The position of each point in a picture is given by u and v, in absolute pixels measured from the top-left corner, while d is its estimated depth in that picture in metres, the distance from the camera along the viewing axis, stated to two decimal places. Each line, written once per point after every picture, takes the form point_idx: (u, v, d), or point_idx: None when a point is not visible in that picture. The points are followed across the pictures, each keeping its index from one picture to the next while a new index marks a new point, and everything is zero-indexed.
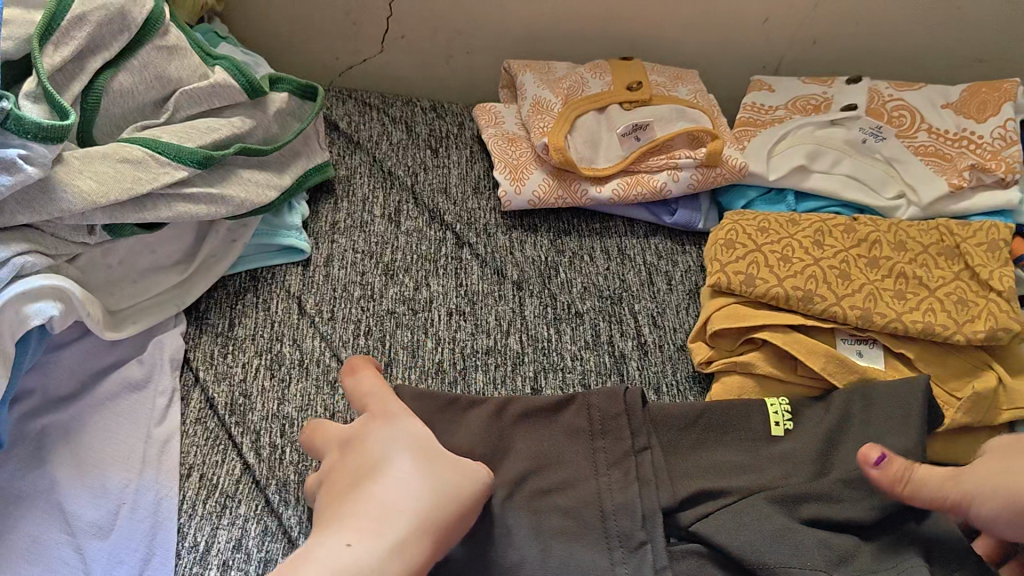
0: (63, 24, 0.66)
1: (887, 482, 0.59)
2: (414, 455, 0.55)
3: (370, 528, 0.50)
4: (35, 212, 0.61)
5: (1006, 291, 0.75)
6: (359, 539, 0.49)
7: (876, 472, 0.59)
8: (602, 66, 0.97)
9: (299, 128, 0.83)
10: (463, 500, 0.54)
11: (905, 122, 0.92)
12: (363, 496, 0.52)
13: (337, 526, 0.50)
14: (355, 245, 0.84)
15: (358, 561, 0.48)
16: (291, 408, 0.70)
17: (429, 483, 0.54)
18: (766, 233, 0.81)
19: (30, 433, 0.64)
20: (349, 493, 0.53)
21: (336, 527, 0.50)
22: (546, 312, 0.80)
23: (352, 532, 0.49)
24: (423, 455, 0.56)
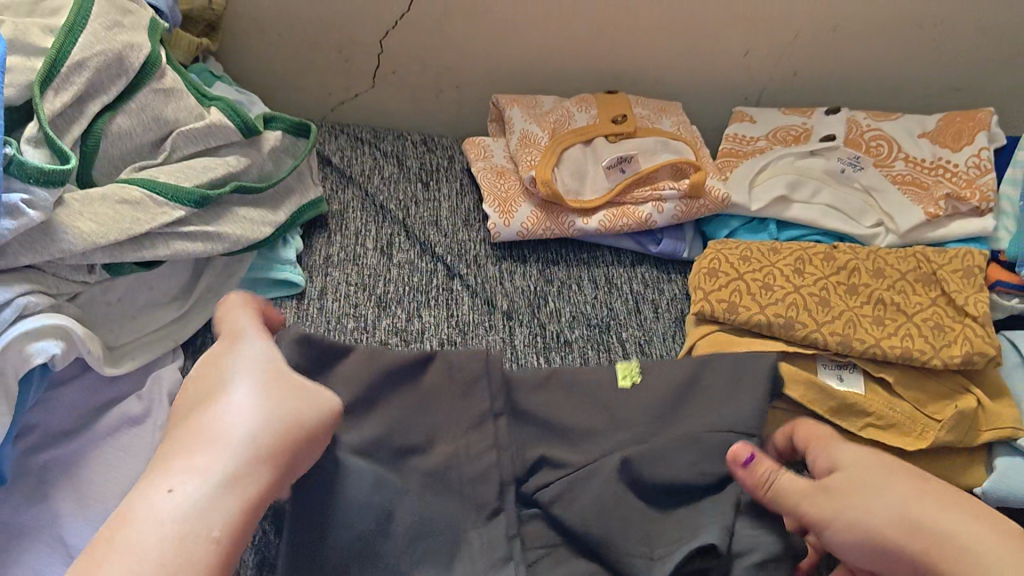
0: (63, 70, 0.68)
1: (752, 483, 0.61)
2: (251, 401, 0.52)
3: (195, 473, 0.47)
4: (37, 253, 0.63)
5: (982, 316, 0.77)
6: (189, 486, 0.46)
7: (741, 471, 0.62)
8: (588, 99, 0.99)
9: (293, 165, 0.85)
10: (302, 426, 0.53)
11: (883, 152, 0.94)
12: (191, 442, 0.49)
13: (156, 474, 0.47)
14: (348, 278, 0.86)
15: (177, 510, 0.45)
16: None
17: (263, 423, 0.51)
18: (748, 262, 0.83)
19: (33, 468, 0.66)
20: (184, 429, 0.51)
21: (158, 475, 0.47)
22: (536, 342, 0.82)
23: (178, 476, 0.47)
24: (262, 394, 0.53)
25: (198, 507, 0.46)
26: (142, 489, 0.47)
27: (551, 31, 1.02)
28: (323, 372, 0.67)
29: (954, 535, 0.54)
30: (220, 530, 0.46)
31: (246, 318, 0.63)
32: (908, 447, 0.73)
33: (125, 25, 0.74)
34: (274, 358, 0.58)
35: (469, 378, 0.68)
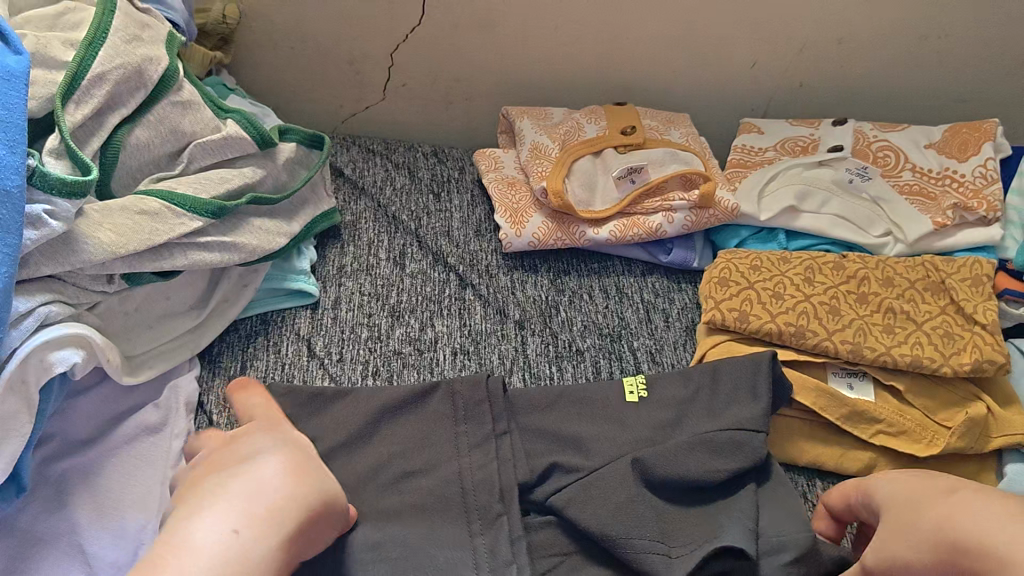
0: (83, 83, 0.68)
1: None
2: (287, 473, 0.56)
3: (245, 514, 0.51)
4: (58, 263, 0.64)
5: (991, 324, 0.77)
6: (244, 526, 0.51)
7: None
8: (597, 111, 1.00)
9: (307, 176, 0.86)
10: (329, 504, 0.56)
11: (890, 162, 0.95)
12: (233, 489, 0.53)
13: (202, 513, 0.51)
14: (362, 288, 0.86)
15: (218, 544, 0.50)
16: None
17: (301, 484, 0.55)
18: (758, 271, 0.84)
19: (51, 476, 0.66)
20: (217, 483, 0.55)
21: (205, 514, 0.51)
22: (548, 350, 0.83)
23: (229, 514, 0.51)
24: (296, 461, 0.58)
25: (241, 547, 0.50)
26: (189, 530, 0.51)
27: (560, 44, 1.03)
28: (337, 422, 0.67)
29: (986, 539, 0.51)
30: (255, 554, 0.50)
31: (263, 403, 0.67)
32: (919, 454, 0.74)
33: (143, 38, 0.75)
34: (300, 442, 0.61)
35: (473, 402, 0.72)
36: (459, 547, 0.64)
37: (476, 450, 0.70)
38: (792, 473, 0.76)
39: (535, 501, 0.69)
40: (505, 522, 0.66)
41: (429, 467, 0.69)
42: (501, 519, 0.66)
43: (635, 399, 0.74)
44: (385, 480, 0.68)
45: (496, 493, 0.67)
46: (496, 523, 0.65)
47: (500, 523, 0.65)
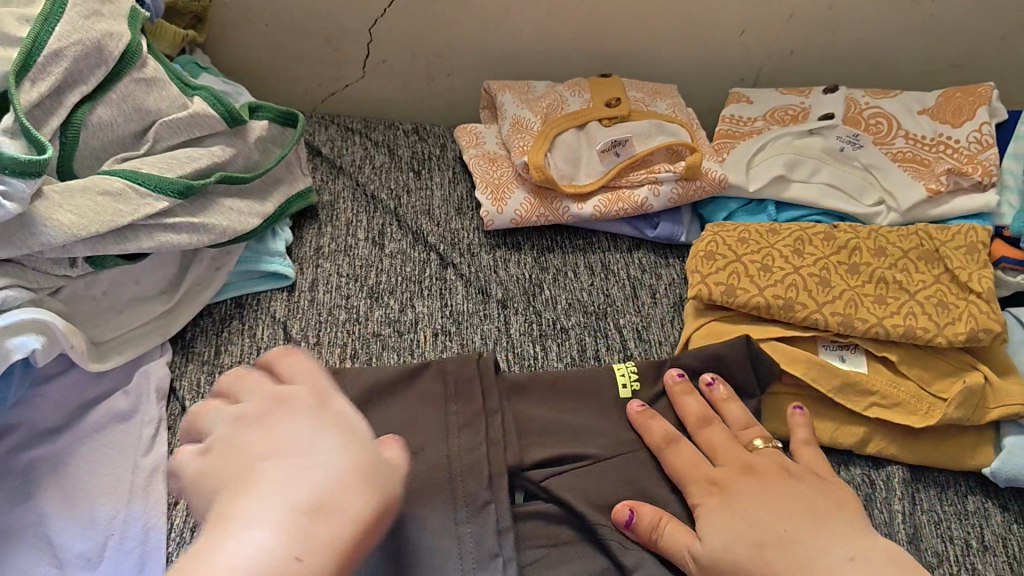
0: (40, 59, 0.66)
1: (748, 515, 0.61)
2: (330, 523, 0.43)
3: (296, 531, 0.41)
4: (16, 247, 0.61)
5: (986, 292, 0.75)
6: (305, 548, 0.41)
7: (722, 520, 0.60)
8: (581, 83, 0.98)
9: (280, 155, 0.84)
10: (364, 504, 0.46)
11: (882, 129, 0.92)
12: None
13: (237, 530, 0.41)
14: (340, 269, 0.84)
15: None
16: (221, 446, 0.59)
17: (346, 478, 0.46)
18: (746, 243, 0.81)
19: (18, 466, 0.64)
20: (261, 469, 0.45)
21: (242, 529, 0.41)
22: (532, 330, 0.81)
23: (273, 535, 0.41)
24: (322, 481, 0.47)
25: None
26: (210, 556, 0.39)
27: (541, 16, 1.00)
28: None
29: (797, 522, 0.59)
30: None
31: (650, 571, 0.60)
32: (915, 426, 0.72)
33: (104, 13, 0.73)
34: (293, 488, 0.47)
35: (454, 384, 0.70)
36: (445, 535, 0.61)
37: (465, 433, 0.67)
38: None
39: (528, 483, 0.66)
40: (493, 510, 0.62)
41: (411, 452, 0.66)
42: (489, 508, 0.62)
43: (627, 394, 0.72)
44: None
45: (484, 479, 0.63)
46: (483, 511, 0.62)
47: (489, 512, 0.62)
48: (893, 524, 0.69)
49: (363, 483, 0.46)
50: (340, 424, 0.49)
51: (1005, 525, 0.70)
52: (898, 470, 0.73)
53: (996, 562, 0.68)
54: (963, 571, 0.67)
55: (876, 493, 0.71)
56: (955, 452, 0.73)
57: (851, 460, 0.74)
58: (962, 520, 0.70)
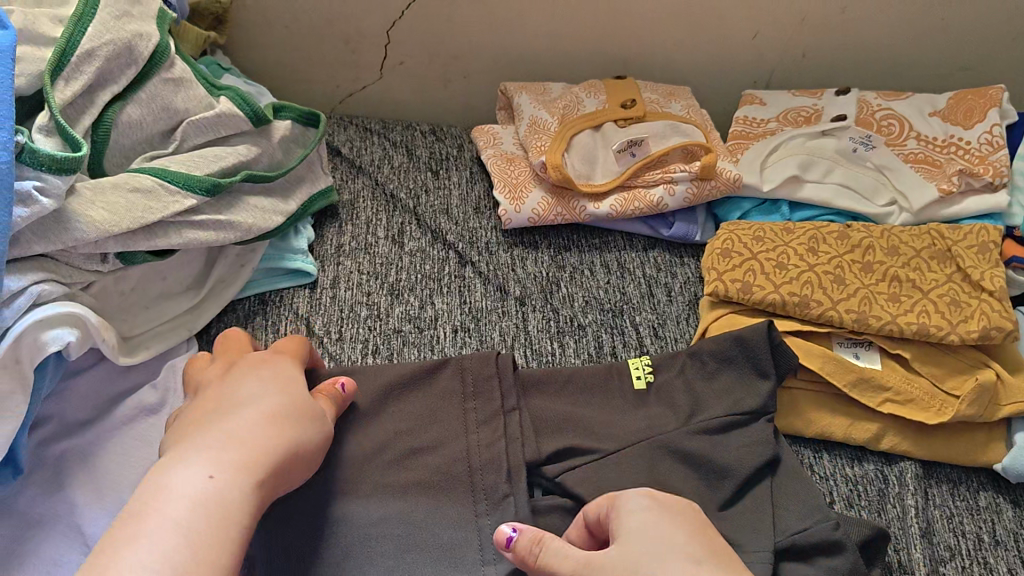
0: (73, 59, 0.67)
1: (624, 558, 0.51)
2: (261, 454, 0.52)
3: (221, 460, 0.50)
4: (51, 242, 0.63)
5: (998, 291, 0.76)
6: (222, 473, 0.49)
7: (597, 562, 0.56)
8: (597, 85, 0.99)
9: (303, 154, 0.85)
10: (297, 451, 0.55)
11: (894, 130, 0.94)
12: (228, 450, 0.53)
13: (180, 460, 0.50)
14: (360, 267, 0.85)
15: (208, 491, 0.48)
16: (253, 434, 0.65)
17: (279, 431, 0.55)
18: (761, 242, 0.82)
19: (49, 458, 0.66)
20: (201, 424, 0.55)
21: (184, 460, 0.50)
22: (550, 326, 0.82)
23: (204, 462, 0.50)
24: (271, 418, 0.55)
25: (229, 492, 0.49)
26: (157, 483, 0.48)
27: (557, 19, 1.02)
28: (378, 432, 0.68)
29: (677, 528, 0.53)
30: (237, 521, 0.48)
31: None
32: (929, 422, 0.73)
33: (133, 14, 0.74)
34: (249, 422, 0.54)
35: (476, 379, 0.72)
36: (466, 527, 0.63)
37: (484, 428, 0.68)
38: (798, 446, 0.75)
39: (545, 478, 0.68)
40: (512, 502, 0.64)
41: (435, 445, 0.67)
42: (508, 500, 0.64)
43: (642, 385, 0.74)
44: (391, 458, 0.66)
45: (503, 472, 0.65)
46: (502, 503, 0.64)
47: (507, 503, 0.64)
48: (907, 519, 0.70)
49: (281, 434, 0.55)
50: (283, 384, 0.60)
51: (1017, 521, 0.71)
52: (911, 466, 0.74)
53: (1009, 555, 0.69)
54: (975, 564, 0.68)
55: (889, 489, 0.73)
56: (969, 447, 0.74)
57: (863, 455, 0.75)
58: (975, 515, 0.71)
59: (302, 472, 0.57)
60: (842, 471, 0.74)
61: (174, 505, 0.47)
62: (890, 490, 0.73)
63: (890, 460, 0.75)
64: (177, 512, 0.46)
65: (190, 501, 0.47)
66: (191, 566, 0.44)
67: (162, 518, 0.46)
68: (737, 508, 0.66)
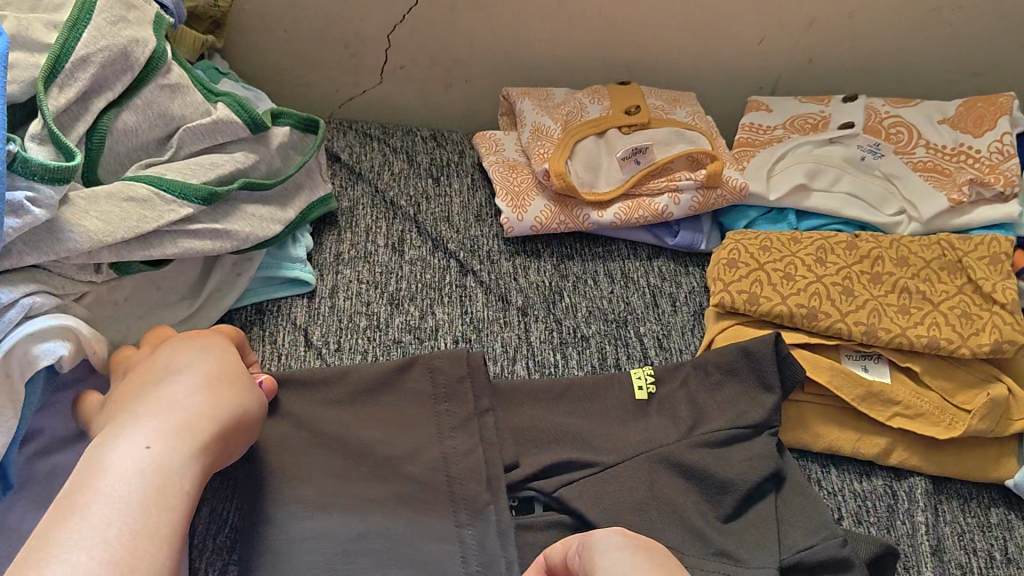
0: (67, 65, 0.66)
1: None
2: (200, 417, 0.54)
3: (157, 430, 0.51)
4: (43, 252, 0.61)
5: (1010, 303, 0.75)
6: (159, 443, 0.50)
7: None
8: (601, 91, 0.98)
9: (302, 161, 0.84)
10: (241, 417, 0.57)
11: (903, 138, 0.92)
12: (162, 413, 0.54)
13: (115, 436, 0.50)
14: (360, 275, 0.84)
15: (143, 460, 0.49)
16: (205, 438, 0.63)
17: (216, 395, 0.56)
18: (768, 252, 0.81)
19: (39, 472, 0.64)
20: (136, 396, 0.56)
21: (120, 435, 0.50)
22: (552, 337, 0.81)
23: (140, 434, 0.51)
24: (208, 383, 0.57)
25: (169, 456, 0.50)
26: (93, 460, 0.49)
27: (559, 24, 1.00)
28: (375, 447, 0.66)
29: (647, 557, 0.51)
30: (174, 488, 0.49)
31: None
32: (940, 437, 0.72)
33: (130, 19, 0.72)
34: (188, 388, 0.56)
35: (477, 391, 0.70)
36: (446, 538, 0.61)
37: (458, 433, 0.67)
38: (805, 460, 0.74)
39: (541, 491, 0.66)
40: (493, 512, 0.62)
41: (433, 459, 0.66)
42: (489, 509, 0.63)
43: (643, 395, 0.72)
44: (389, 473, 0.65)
45: (483, 482, 0.64)
46: (484, 515, 0.62)
47: (486, 516, 0.62)
48: (916, 536, 0.69)
49: (219, 397, 0.56)
50: (217, 354, 0.61)
51: None
52: (921, 481, 0.73)
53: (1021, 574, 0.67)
54: None
55: (898, 505, 0.71)
56: (980, 463, 0.72)
57: (872, 470, 0.73)
58: (985, 532, 0.70)
59: (241, 443, 0.57)
60: (850, 486, 0.72)
61: (110, 476, 0.47)
62: (900, 506, 0.71)
63: (899, 475, 0.73)
64: (115, 483, 0.47)
65: (134, 470, 0.48)
66: (135, 528, 0.46)
67: (98, 489, 0.47)
68: (742, 524, 0.65)
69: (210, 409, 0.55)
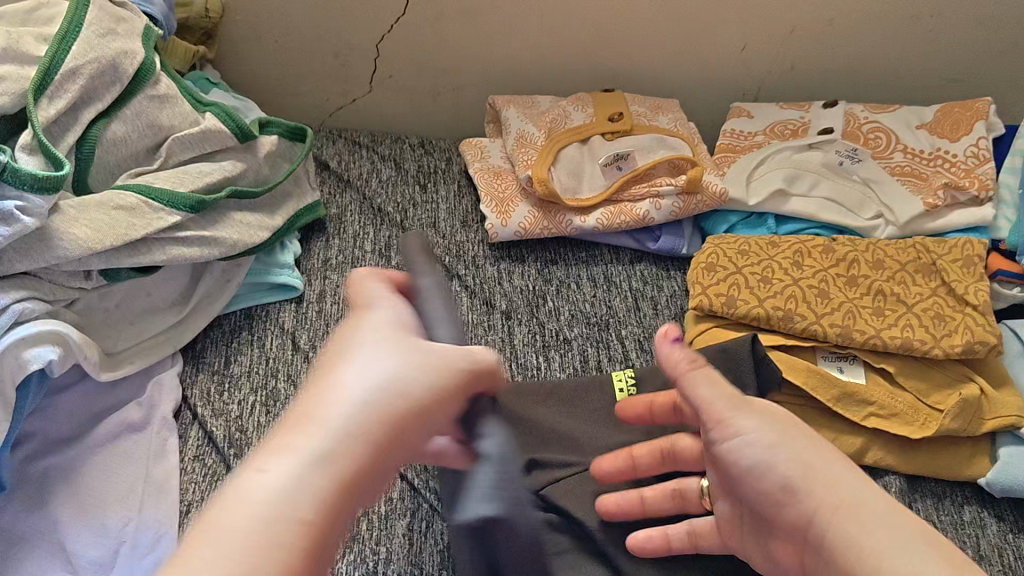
0: (57, 78, 0.68)
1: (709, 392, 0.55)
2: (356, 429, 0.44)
3: (294, 451, 0.42)
4: (33, 260, 0.63)
5: (982, 304, 0.76)
6: (283, 465, 0.41)
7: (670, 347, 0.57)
8: (585, 98, 0.99)
9: (289, 169, 0.86)
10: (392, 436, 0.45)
11: (881, 143, 0.94)
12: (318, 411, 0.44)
13: (264, 450, 0.42)
14: (347, 281, 0.86)
15: (276, 489, 0.40)
16: None
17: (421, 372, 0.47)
18: (746, 256, 0.83)
19: (32, 474, 0.66)
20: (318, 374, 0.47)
21: (267, 450, 0.42)
22: (535, 341, 0.82)
23: (278, 453, 0.42)
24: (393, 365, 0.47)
25: (301, 489, 0.41)
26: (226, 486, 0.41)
27: (545, 33, 1.02)
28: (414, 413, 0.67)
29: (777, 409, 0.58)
30: (297, 537, 0.39)
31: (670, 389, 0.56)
32: (913, 437, 0.73)
33: (119, 32, 0.74)
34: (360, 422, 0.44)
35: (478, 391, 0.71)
36: None
37: None
38: None
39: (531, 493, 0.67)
40: None
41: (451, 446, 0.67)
42: None
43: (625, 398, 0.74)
44: None
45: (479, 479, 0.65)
46: None
47: None
48: None
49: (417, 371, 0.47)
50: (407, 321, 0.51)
51: (1001, 535, 0.71)
52: (897, 480, 0.74)
53: (993, 571, 0.68)
54: None
55: None
56: (954, 462, 0.74)
57: None
58: (958, 529, 0.71)
59: (438, 425, 0.50)
60: None
61: (233, 513, 0.39)
62: None
63: (875, 475, 0.74)
64: (231, 519, 0.39)
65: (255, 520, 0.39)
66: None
67: (216, 528, 0.39)
68: None
69: (418, 392, 0.47)
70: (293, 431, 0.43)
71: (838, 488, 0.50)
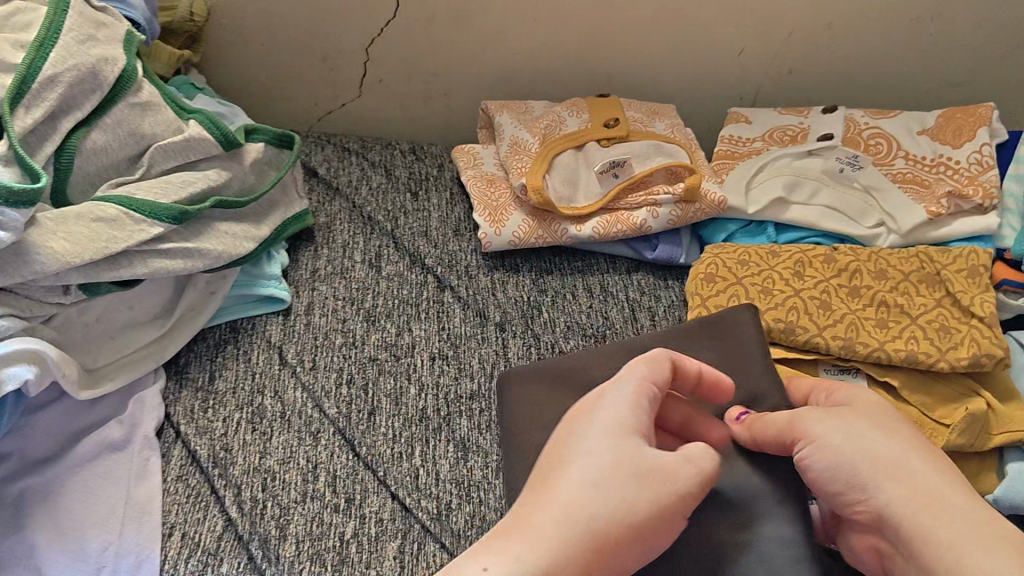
0: (34, 86, 0.65)
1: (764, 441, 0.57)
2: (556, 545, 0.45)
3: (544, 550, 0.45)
4: (8, 276, 0.60)
5: (988, 316, 0.75)
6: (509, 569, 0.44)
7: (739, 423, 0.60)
8: (580, 104, 0.97)
9: (276, 177, 0.83)
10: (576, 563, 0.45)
11: (881, 150, 0.92)
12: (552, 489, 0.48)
13: (478, 548, 0.46)
14: (336, 292, 0.83)
15: None
16: (257, 492, 0.67)
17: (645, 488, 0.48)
18: (746, 266, 0.81)
19: (9, 496, 0.63)
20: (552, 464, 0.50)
21: (479, 547, 0.46)
22: (530, 353, 0.80)
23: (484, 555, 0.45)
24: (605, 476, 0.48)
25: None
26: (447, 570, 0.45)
27: (539, 37, 1.00)
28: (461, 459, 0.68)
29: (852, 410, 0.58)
30: None
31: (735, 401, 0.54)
32: None
33: (99, 37, 0.72)
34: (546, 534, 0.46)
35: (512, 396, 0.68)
36: None
37: None
38: None
39: None
40: None
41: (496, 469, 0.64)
42: None
43: None
44: None
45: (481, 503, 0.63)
46: None
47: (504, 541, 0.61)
48: None
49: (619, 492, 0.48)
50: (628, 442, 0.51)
51: None
52: None
53: None
54: None
55: None
56: None
57: None
58: None
59: (635, 556, 0.48)
60: None
61: None
62: None
63: None
64: None
65: None
66: None
67: None
68: None
69: (610, 514, 0.47)
70: (523, 523, 0.47)
71: (907, 483, 0.52)
